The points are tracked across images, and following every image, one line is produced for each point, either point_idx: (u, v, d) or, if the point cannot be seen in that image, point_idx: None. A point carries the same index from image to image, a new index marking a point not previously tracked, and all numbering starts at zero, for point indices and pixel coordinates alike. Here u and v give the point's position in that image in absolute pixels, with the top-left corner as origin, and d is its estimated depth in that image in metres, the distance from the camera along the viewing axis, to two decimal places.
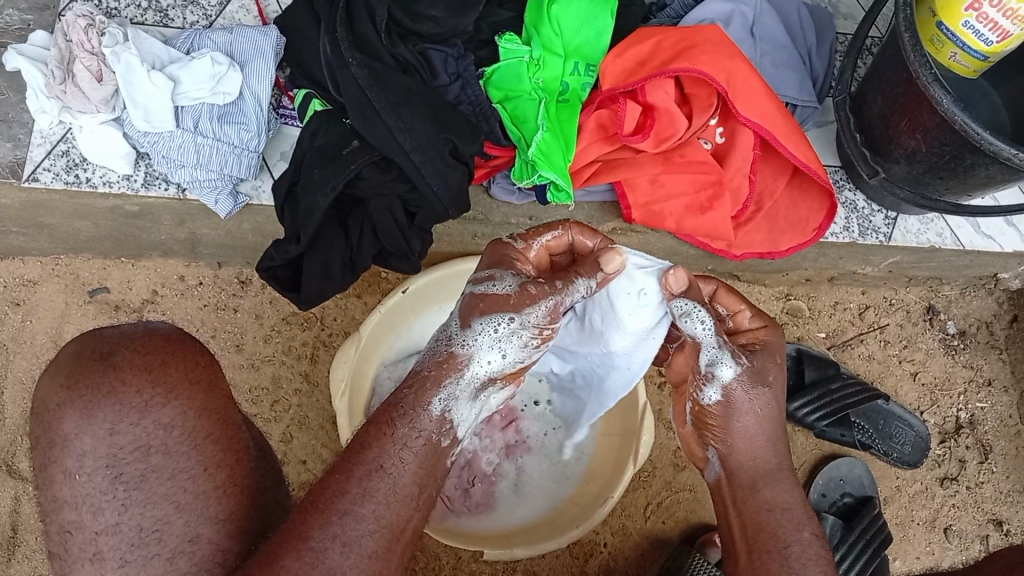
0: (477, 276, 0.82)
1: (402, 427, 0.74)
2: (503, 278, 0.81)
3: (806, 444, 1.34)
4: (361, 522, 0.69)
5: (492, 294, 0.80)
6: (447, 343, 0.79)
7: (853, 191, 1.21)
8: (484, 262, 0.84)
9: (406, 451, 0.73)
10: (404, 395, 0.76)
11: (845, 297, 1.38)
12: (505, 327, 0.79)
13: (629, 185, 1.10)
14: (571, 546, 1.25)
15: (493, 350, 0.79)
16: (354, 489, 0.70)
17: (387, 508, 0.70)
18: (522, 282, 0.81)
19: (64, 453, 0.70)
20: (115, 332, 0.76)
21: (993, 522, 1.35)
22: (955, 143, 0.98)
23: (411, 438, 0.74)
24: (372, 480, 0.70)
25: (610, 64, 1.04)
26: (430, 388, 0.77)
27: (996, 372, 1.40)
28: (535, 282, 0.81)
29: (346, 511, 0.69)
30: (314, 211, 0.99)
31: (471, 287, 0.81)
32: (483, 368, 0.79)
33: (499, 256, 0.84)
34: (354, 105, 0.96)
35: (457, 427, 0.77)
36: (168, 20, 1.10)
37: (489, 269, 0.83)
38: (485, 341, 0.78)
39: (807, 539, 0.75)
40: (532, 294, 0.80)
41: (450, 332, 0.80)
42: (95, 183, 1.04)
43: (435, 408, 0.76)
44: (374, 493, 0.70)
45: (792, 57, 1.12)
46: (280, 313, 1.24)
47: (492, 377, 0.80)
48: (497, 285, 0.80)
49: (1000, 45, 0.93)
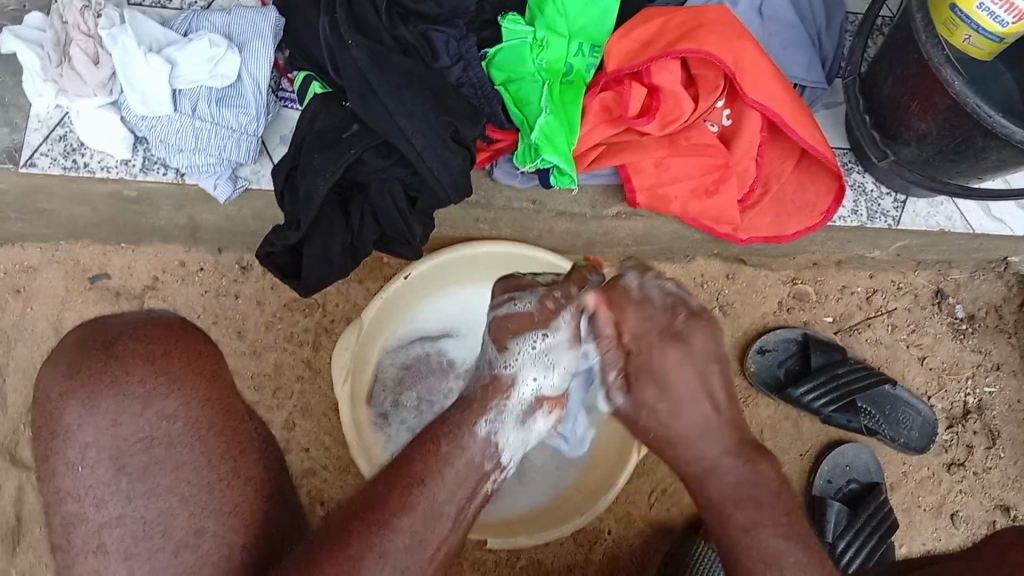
0: (498, 299, 0.88)
1: (448, 445, 0.77)
2: (521, 297, 0.87)
3: (813, 430, 1.33)
4: (397, 534, 0.70)
5: (516, 314, 0.86)
6: (490, 367, 0.85)
7: (862, 173, 1.18)
8: (501, 286, 0.90)
9: (448, 469, 0.76)
10: (452, 415, 0.81)
11: (853, 281, 1.36)
12: (540, 344, 0.85)
13: (634, 168, 1.08)
14: (575, 533, 1.25)
15: (535, 369, 0.85)
16: (394, 502, 0.72)
17: (423, 525, 0.72)
18: (541, 297, 0.86)
19: (66, 444, 0.70)
20: (119, 322, 0.75)
21: (1001, 507, 1.35)
22: (967, 125, 0.96)
23: (454, 457, 0.77)
24: (412, 493, 0.73)
25: (615, 45, 1.01)
26: (477, 410, 0.81)
27: (1005, 356, 1.39)
28: (553, 295, 0.87)
29: (386, 522, 0.70)
30: (313, 197, 0.98)
31: (493, 311, 0.87)
32: (529, 387, 0.85)
33: (513, 284, 0.89)
34: (354, 88, 0.95)
35: (502, 452, 0.80)
36: (165, 1, 1.08)
37: (511, 291, 0.89)
38: (526, 360, 0.85)
39: (735, 533, 0.78)
40: (552, 309, 0.86)
41: (490, 357, 0.86)
42: (92, 168, 1.03)
43: (481, 430, 0.80)
44: (413, 507, 0.72)
45: (802, 37, 1.10)
46: (282, 299, 1.23)
47: (538, 398, 0.86)
48: (517, 305, 0.86)
49: (1016, 26, 0.91)
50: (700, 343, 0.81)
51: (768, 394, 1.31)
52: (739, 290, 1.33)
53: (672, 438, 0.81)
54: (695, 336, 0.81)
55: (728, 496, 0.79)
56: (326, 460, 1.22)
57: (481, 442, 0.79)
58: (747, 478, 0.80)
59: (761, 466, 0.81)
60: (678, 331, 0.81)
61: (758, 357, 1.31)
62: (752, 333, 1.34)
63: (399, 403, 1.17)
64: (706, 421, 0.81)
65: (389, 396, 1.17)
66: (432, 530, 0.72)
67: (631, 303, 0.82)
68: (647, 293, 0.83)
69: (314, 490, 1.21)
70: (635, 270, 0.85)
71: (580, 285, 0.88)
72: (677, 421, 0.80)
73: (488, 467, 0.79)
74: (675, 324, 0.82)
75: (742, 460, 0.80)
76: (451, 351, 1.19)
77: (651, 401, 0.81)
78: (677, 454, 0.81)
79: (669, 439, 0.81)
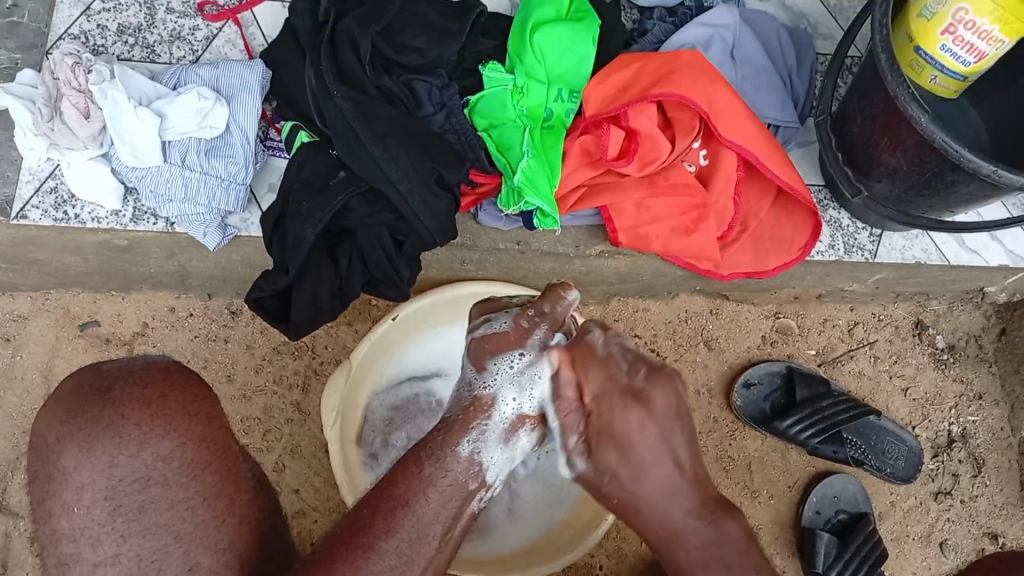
0: (475, 323, 0.90)
1: (430, 466, 0.78)
2: (497, 317, 0.89)
3: (800, 461, 1.34)
4: (383, 557, 0.71)
5: (493, 334, 0.87)
6: (470, 389, 0.86)
7: (838, 209, 1.22)
8: (477, 311, 0.92)
9: (432, 490, 0.76)
10: (431, 437, 0.81)
11: (834, 314, 1.38)
12: (518, 363, 0.85)
13: (615, 209, 1.10)
14: (567, 570, 1.25)
15: (512, 388, 0.85)
16: (379, 524, 0.72)
17: (409, 545, 0.73)
18: (516, 316, 0.88)
19: (63, 486, 0.71)
20: (115, 367, 0.76)
21: (988, 535, 1.35)
22: (935, 161, 0.99)
23: (437, 478, 0.77)
24: (397, 516, 0.73)
25: (593, 90, 1.06)
26: (459, 431, 0.81)
27: (986, 385, 1.41)
28: (528, 314, 0.88)
29: (370, 546, 0.71)
30: (302, 241, 1.00)
31: (471, 334, 0.89)
32: (508, 406, 0.84)
33: (493, 306, 0.92)
34: (342, 137, 0.98)
35: (487, 470, 0.81)
36: (155, 56, 1.11)
37: (487, 313, 0.91)
38: (504, 380, 0.85)
39: None
40: (527, 327, 0.88)
41: (468, 379, 0.87)
42: (83, 219, 1.05)
43: (463, 450, 0.80)
44: (397, 529, 0.73)
45: (773, 79, 1.14)
46: (271, 343, 1.24)
47: (519, 416, 0.85)
48: (494, 324, 0.88)
49: (978, 64, 0.96)
50: (661, 401, 0.82)
51: (754, 426, 1.32)
52: (723, 325, 1.35)
53: (638, 502, 0.83)
54: (656, 394, 0.82)
55: (698, 560, 0.83)
56: (315, 502, 1.22)
57: (464, 462, 0.79)
58: (710, 541, 0.83)
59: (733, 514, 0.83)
60: (639, 391, 0.82)
61: (744, 391, 1.33)
62: (737, 367, 1.35)
63: (389, 443, 1.17)
64: (670, 482, 0.83)
65: (379, 436, 1.17)
66: (418, 549, 0.73)
67: (594, 361, 0.84)
68: (611, 351, 0.85)
69: (303, 531, 1.21)
70: (598, 328, 0.86)
71: (555, 304, 0.90)
72: (641, 486, 0.82)
73: (472, 487, 0.79)
74: (636, 383, 0.83)
75: (706, 521, 0.83)
76: (439, 391, 1.20)
77: (614, 466, 0.83)
78: (641, 518, 0.84)
79: (635, 503, 0.84)
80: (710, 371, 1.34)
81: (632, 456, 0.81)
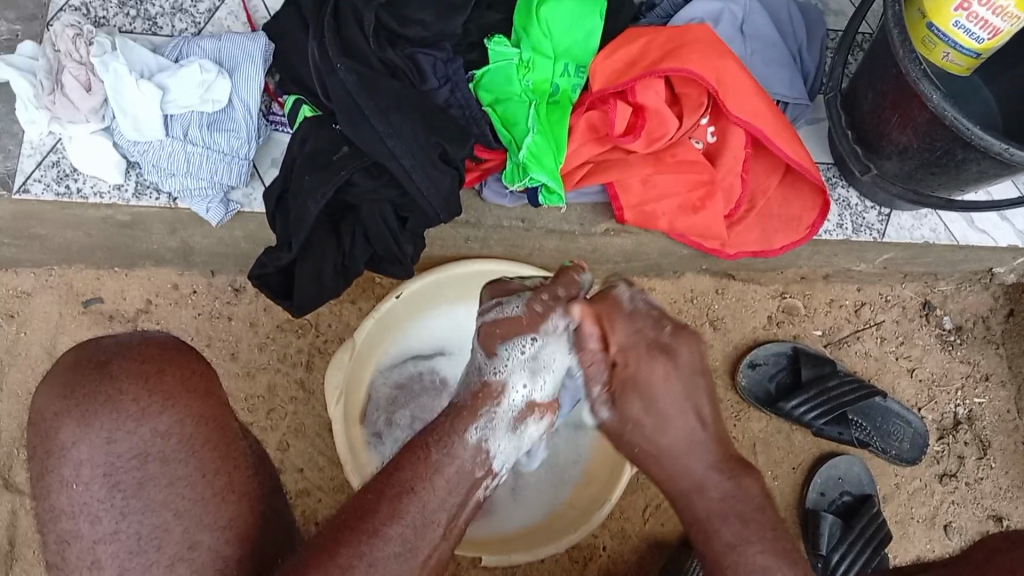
0: (486, 304, 0.87)
1: (438, 452, 0.77)
2: (510, 302, 0.86)
3: (804, 442, 1.34)
4: (387, 543, 0.71)
5: (503, 319, 0.85)
6: (479, 373, 0.85)
7: (846, 187, 1.20)
8: (489, 292, 0.89)
9: (439, 476, 0.76)
10: (440, 423, 0.81)
11: (840, 295, 1.38)
12: (529, 348, 0.84)
13: (621, 186, 1.09)
14: (570, 550, 1.25)
15: (523, 374, 0.84)
16: (384, 509, 0.72)
17: (413, 531, 0.73)
18: (529, 300, 0.86)
19: (62, 462, 0.71)
20: (113, 342, 0.76)
21: (993, 517, 1.35)
22: (947, 138, 0.98)
23: (445, 465, 0.77)
24: (402, 501, 0.73)
25: (600, 65, 1.04)
26: (468, 417, 0.81)
27: (993, 367, 1.40)
28: (542, 298, 0.86)
29: (375, 531, 0.71)
30: (305, 217, 0.99)
31: (481, 318, 0.86)
32: (519, 394, 0.84)
33: (504, 288, 0.89)
34: (343, 112, 0.97)
35: (494, 459, 0.81)
36: (157, 28, 1.10)
37: (497, 296, 0.88)
38: (515, 366, 0.84)
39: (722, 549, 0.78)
40: (540, 312, 0.85)
41: (478, 363, 0.85)
42: (85, 194, 1.04)
43: (471, 437, 0.80)
44: (402, 514, 0.73)
45: (783, 56, 1.12)
46: (275, 320, 1.24)
47: (528, 404, 0.85)
48: (506, 308, 0.86)
49: (992, 41, 0.94)
50: (686, 356, 0.84)
51: (758, 406, 1.32)
52: (729, 304, 1.35)
53: (656, 457, 0.84)
54: (682, 349, 0.84)
55: (716, 520, 0.80)
56: (320, 480, 1.22)
57: (471, 448, 0.79)
58: (732, 493, 0.81)
59: (747, 481, 0.82)
60: (667, 345, 0.84)
61: (749, 371, 1.32)
62: (743, 347, 1.34)
63: (393, 421, 1.17)
64: (692, 435, 0.83)
65: (383, 415, 1.17)
66: (422, 536, 0.73)
67: (621, 316, 0.85)
68: (637, 306, 0.86)
69: (308, 509, 1.21)
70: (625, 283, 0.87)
71: (570, 288, 0.87)
72: (662, 436, 0.84)
73: (480, 474, 0.79)
74: (663, 337, 0.84)
75: (726, 476, 0.82)
76: (443, 369, 1.20)
77: (637, 415, 0.84)
78: (663, 466, 0.84)
79: (657, 453, 0.84)
80: (714, 350, 1.34)
81: (655, 407, 0.83)
